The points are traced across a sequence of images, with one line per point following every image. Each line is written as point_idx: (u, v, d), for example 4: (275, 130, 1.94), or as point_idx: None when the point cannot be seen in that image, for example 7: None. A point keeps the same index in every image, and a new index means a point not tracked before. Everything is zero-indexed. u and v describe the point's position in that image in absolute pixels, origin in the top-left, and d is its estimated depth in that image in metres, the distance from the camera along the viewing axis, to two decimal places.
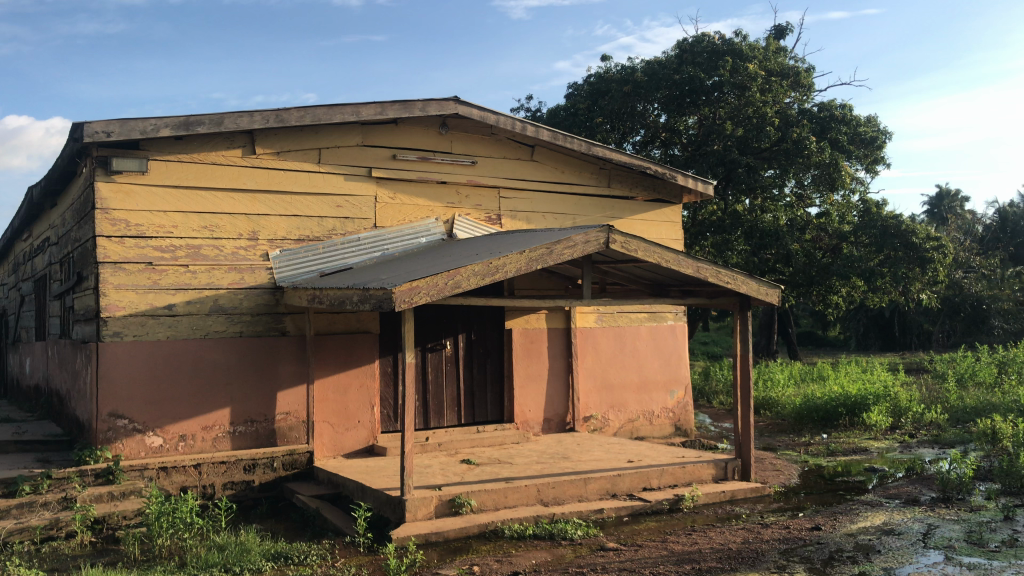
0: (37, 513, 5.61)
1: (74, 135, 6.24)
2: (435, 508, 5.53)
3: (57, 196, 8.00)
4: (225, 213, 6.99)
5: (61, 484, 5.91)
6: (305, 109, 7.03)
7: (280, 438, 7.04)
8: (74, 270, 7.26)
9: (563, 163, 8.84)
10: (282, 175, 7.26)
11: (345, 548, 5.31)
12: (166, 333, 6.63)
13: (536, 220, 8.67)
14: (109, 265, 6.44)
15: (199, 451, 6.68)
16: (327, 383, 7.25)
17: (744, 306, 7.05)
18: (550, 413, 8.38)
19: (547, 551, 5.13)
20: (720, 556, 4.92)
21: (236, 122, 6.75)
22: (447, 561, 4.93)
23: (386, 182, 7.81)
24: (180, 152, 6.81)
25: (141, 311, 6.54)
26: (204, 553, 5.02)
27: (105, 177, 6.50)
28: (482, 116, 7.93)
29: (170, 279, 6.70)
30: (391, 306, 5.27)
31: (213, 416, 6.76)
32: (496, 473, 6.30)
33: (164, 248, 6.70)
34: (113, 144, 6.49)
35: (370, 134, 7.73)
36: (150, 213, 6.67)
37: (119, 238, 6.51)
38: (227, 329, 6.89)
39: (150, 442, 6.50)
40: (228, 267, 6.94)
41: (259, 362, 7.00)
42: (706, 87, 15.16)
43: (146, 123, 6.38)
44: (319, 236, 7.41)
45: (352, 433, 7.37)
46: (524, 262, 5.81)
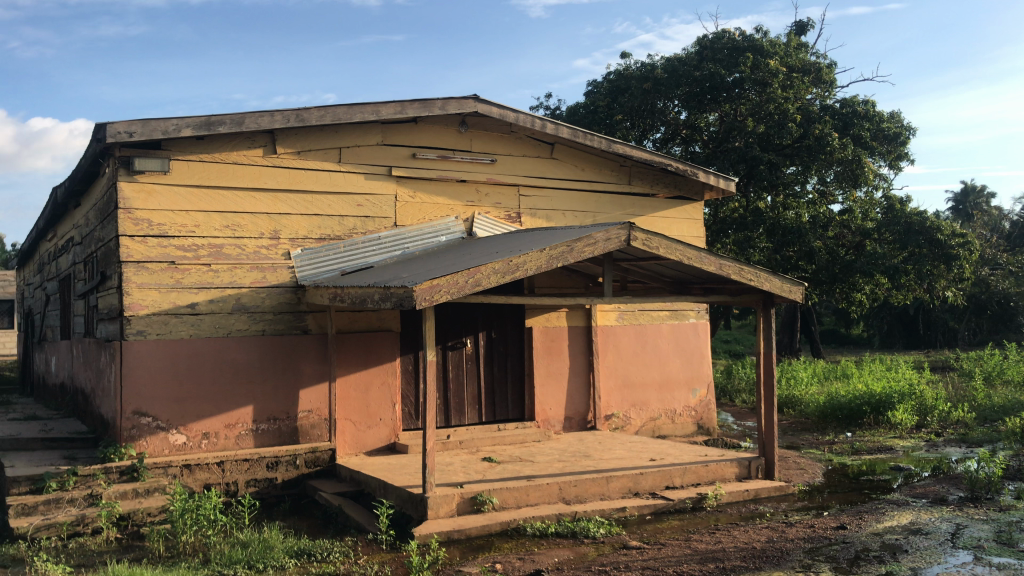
0: (63, 509, 5.67)
1: (96, 136, 6.29)
2: (457, 506, 5.52)
3: (81, 196, 8.07)
4: (246, 213, 7.02)
5: (86, 481, 5.97)
6: (324, 109, 7.05)
7: (302, 436, 7.06)
8: (97, 269, 7.32)
9: (583, 161, 8.81)
10: (303, 175, 7.28)
11: (368, 546, 5.31)
12: (188, 332, 6.66)
13: (556, 218, 8.64)
14: (132, 264, 6.49)
15: (222, 448, 6.71)
16: (348, 381, 7.27)
17: (767, 304, 6.99)
18: (571, 412, 8.36)
19: (569, 549, 5.11)
20: (744, 555, 4.88)
21: (257, 121, 6.78)
22: (469, 558, 4.92)
23: (406, 181, 7.81)
24: (202, 152, 6.84)
25: (163, 310, 6.58)
26: (228, 550, 5.05)
27: (128, 177, 6.54)
28: (501, 115, 7.91)
29: (192, 278, 6.73)
30: (412, 304, 5.27)
31: (235, 414, 6.79)
32: (518, 472, 6.29)
33: (187, 247, 6.74)
34: (136, 144, 6.54)
35: (390, 134, 7.74)
36: (172, 213, 6.71)
37: (142, 237, 6.56)
38: (249, 328, 6.92)
39: (173, 440, 6.54)
40: (249, 266, 6.97)
41: (281, 361, 7.02)
42: (727, 84, 15.07)
43: (168, 123, 6.42)
44: (340, 235, 7.43)
45: (373, 431, 7.38)
46: (544, 260, 5.79)
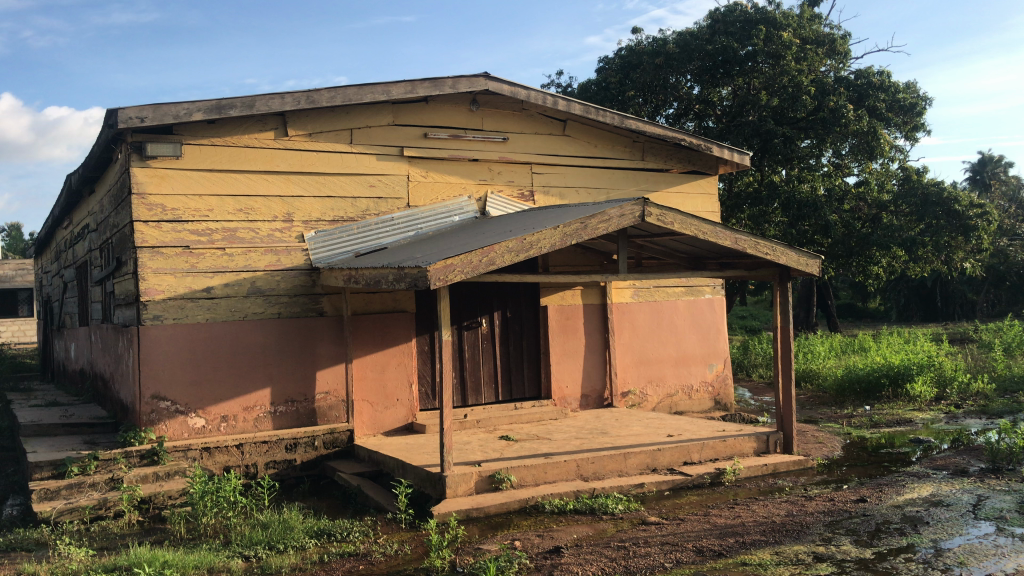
0: (85, 493, 5.72)
1: (109, 121, 6.28)
2: (475, 483, 5.53)
3: (95, 182, 8.10)
4: (260, 196, 7.02)
5: (107, 465, 6.03)
6: (335, 90, 7.01)
7: (320, 417, 7.10)
8: (113, 255, 7.34)
9: (596, 137, 8.75)
10: (315, 157, 7.27)
11: (388, 525, 5.34)
12: (205, 316, 6.69)
13: (569, 195, 8.59)
14: (147, 249, 6.51)
15: (241, 431, 6.75)
16: (365, 362, 7.28)
17: (784, 277, 6.93)
18: (588, 389, 8.35)
19: (588, 526, 5.12)
20: (764, 529, 4.87)
21: (267, 104, 6.76)
22: (489, 536, 4.94)
23: (419, 161, 7.78)
24: (213, 136, 6.83)
25: (179, 294, 6.61)
26: (249, 531, 5.11)
27: (141, 163, 6.54)
28: (512, 92, 7.85)
29: (206, 262, 6.74)
30: (426, 284, 5.27)
31: (253, 397, 6.82)
32: (535, 449, 6.29)
33: (201, 231, 6.75)
34: (147, 129, 6.53)
35: (401, 113, 7.70)
36: (186, 197, 6.72)
37: (156, 222, 6.57)
38: (266, 310, 6.94)
39: (192, 424, 6.58)
40: (264, 250, 6.98)
41: (297, 343, 7.05)
42: (740, 57, 14.86)
43: (179, 108, 6.41)
44: (352, 217, 7.42)
45: (391, 412, 7.41)
46: (558, 237, 5.76)
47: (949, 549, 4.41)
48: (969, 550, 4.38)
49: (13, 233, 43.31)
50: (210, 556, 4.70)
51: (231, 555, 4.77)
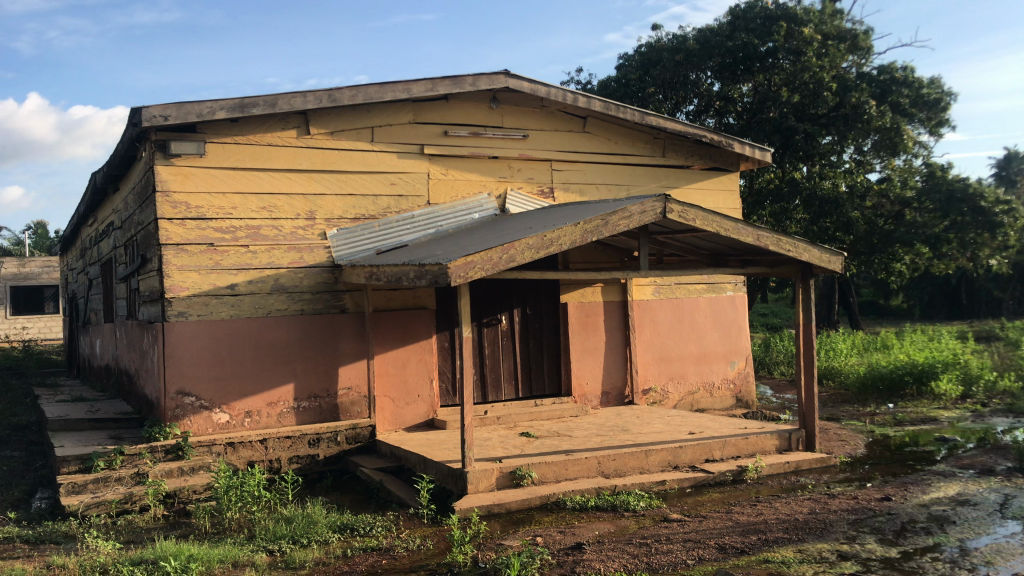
0: (112, 488, 5.82)
1: (133, 120, 6.35)
2: (497, 480, 5.56)
3: (118, 181, 8.20)
4: (282, 194, 7.07)
5: (133, 459, 6.10)
6: (356, 88, 7.05)
7: (342, 413, 7.14)
8: (138, 253, 7.41)
9: (617, 134, 8.74)
10: (337, 155, 7.31)
11: (409, 520, 5.37)
12: (229, 313, 6.74)
13: (590, 192, 8.59)
14: (172, 247, 6.57)
15: (265, 426, 6.81)
16: (387, 358, 7.32)
17: (806, 275, 6.87)
18: (609, 386, 8.35)
19: (610, 522, 5.12)
20: (787, 527, 4.86)
21: (289, 102, 6.81)
22: (511, 532, 4.96)
23: (439, 158, 7.80)
24: (236, 134, 6.88)
25: (204, 291, 6.66)
26: (273, 525, 5.19)
27: (165, 161, 6.61)
28: (533, 89, 7.85)
29: (231, 259, 6.80)
30: (446, 282, 5.30)
31: (277, 392, 6.88)
32: (556, 446, 6.30)
33: (225, 229, 6.81)
34: (171, 128, 6.59)
35: (422, 111, 7.72)
36: (209, 195, 6.78)
37: (181, 220, 6.63)
38: (289, 307, 6.99)
39: (217, 419, 6.64)
40: (286, 247, 7.03)
41: (320, 339, 7.09)
42: (760, 54, 14.80)
43: (202, 107, 6.47)
44: (374, 214, 7.46)
45: (412, 408, 7.44)
46: (579, 234, 5.76)
47: (975, 549, 4.38)
48: (996, 549, 4.35)
49: (38, 231, 43.84)
50: (235, 550, 4.82)
51: (255, 549, 4.86)
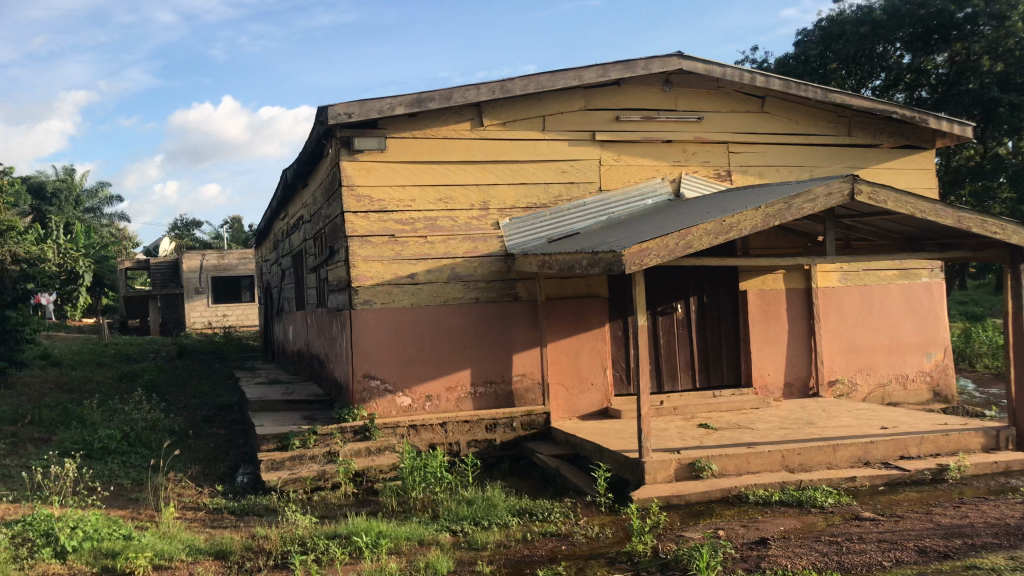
0: (306, 465, 6.26)
1: (320, 118, 6.70)
2: (675, 471, 5.47)
3: (308, 177, 8.68)
4: (458, 185, 7.25)
5: (325, 439, 6.49)
6: (528, 78, 7.11)
7: (518, 399, 7.25)
8: (326, 245, 7.82)
9: (797, 113, 8.35)
10: (510, 145, 7.41)
11: (587, 508, 5.39)
12: (409, 301, 7.00)
13: (768, 175, 8.25)
14: (356, 238, 6.89)
15: (444, 410, 7.02)
16: (559, 346, 7.38)
17: (1016, 258, 6.29)
18: (791, 378, 8.02)
19: (797, 518, 4.91)
20: (997, 532, 4.48)
21: (464, 95, 6.95)
22: (691, 524, 4.86)
23: (611, 145, 7.74)
24: (414, 128, 7.11)
25: (386, 280, 6.95)
26: (455, 506, 5.40)
27: (349, 157, 6.94)
28: (707, 71, 7.63)
29: (411, 250, 7.05)
30: (621, 270, 5.25)
31: (455, 377, 7.08)
32: (737, 438, 6.12)
33: (405, 221, 7.06)
34: (354, 125, 6.90)
35: (593, 98, 7.68)
36: (390, 188, 7.05)
37: (364, 213, 6.94)
38: (465, 295, 7.16)
39: (400, 402, 6.92)
40: (462, 237, 7.20)
41: (496, 327, 7.22)
42: (958, 21, 13.72)
43: (382, 103, 6.73)
44: (546, 203, 7.51)
45: (586, 396, 7.46)
46: (759, 219, 5.54)
47: None
48: None
49: (234, 226, 47.30)
50: (420, 528, 5.11)
51: (439, 529, 5.12)
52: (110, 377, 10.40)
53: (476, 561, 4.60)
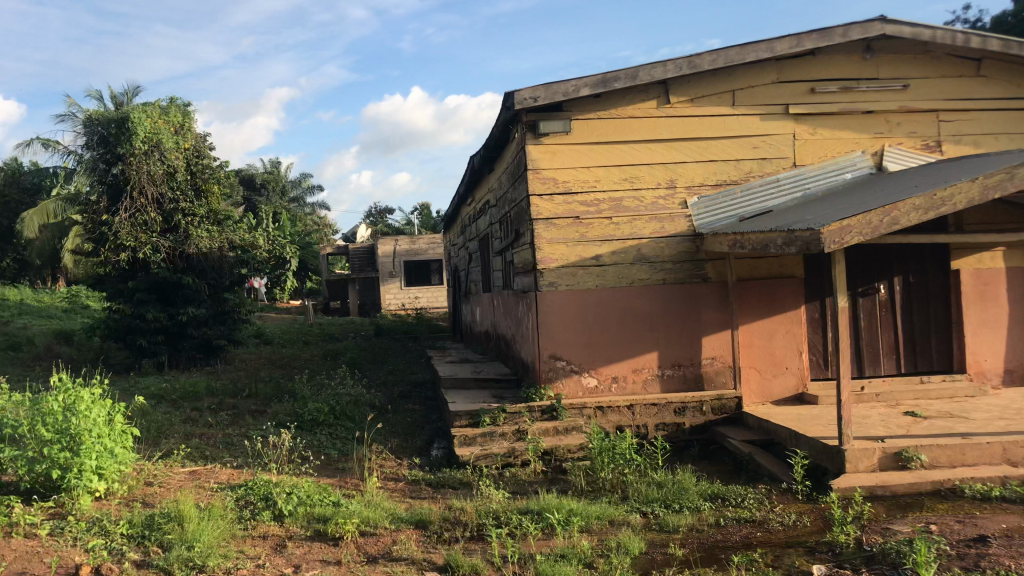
0: (497, 442, 6.48)
1: (507, 104, 6.82)
2: (879, 460, 5.17)
3: (494, 162, 8.88)
4: (644, 165, 7.17)
5: (514, 417, 6.69)
6: (717, 52, 6.90)
7: (707, 382, 7.10)
8: (512, 228, 7.98)
9: (1019, 75, 7.60)
10: (698, 122, 7.22)
11: (782, 495, 5.23)
12: (595, 283, 7.01)
13: (985, 143, 7.58)
14: (542, 221, 6.98)
15: (631, 392, 7.01)
16: (751, 329, 7.13)
17: None
18: (1012, 364, 7.42)
19: (1021, 516, 4.51)
20: None
21: (650, 73, 6.85)
22: (898, 517, 4.59)
23: (806, 118, 7.38)
24: (599, 109, 7.09)
25: (572, 262, 6.99)
26: (645, 488, 5.40)
27: (535, 140, 7.03)
28: (914, 33, 7.09)
29: (596, 231, 7.05)
30: (820, 248, 5.01)
31: (642, 359, 7.04)
32: (949, 428, 5.69)
33: (590, 202, 7.07)
34: (540, 108, 6.97)
35: (786, 70, 7.34)
36: (576, 170, 7.08)
37: (550, 195, 7.01)
38: (651, 276, 7.08)
39: (586, 383, 6.97)
40: (649, 218, 7.12)
41: (683, 309, 7.10)
42: None
43: (568, 85, 6.75)
44: (736, 180, 7.28)
45: (780, 380, 7.20)
46: (977, 191, 5.10)
47: None
48: None
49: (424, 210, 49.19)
50: (610, 508, 5.16)
51: (630, 510, 5.14)
52: (316, 354, 11.16)
53: (669, 543, 4.56)
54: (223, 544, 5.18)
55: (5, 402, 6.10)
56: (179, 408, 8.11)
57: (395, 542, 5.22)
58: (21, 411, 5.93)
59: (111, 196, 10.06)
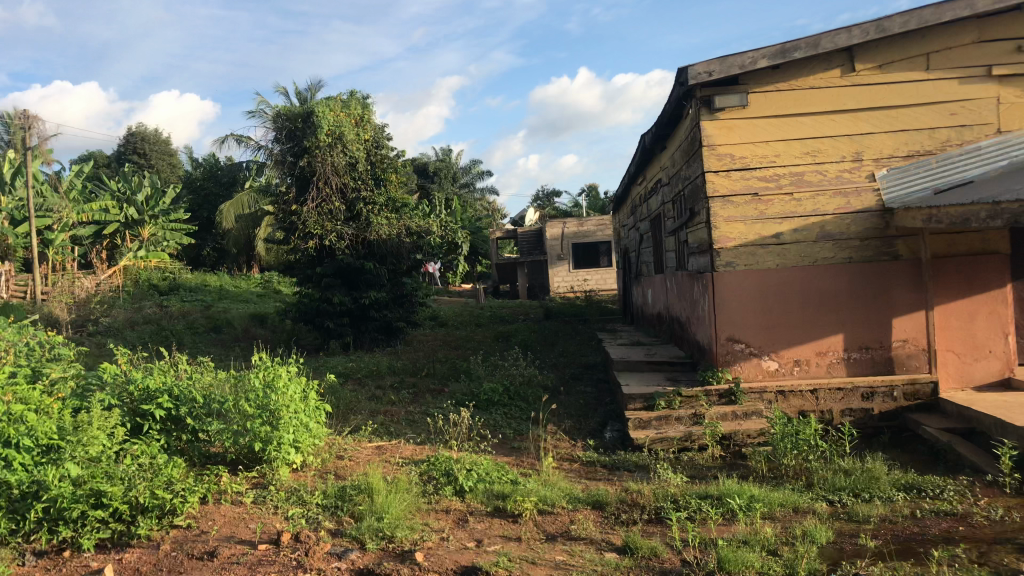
0: (673, 425, 6.43)
1: (680, 80, 6.68)
2: None
3: (666, 140, 8.73)
4: (827, 137, 6.83)
5: (690, 402, 6.57)
6: (908, 14, 6.45)
7: (898, 366, 6.70)
8: (686, 207, 7.82)
9: None
10: (887, 89, 6.78)
11: (988, 488, 4.87)
12: (775, 262, 6.75)
13: None
14: (718, 199, 6.80)
15: (815, 376, 6.73)
16: (948, 310, 6.66)
17: None
18: None
19: None
20: None
21: (833, 40, 6.50)
22: None
23: (1012, 80, 6.77)
24: (778, 80, 6.80)
25: (750, 241, 6.77)
26: (832, 476, 5.17)
27: (710, 116, 6.86)
28: None
29: (776, 208, 6.79)
30: None
31: (826, 342, 6.73)
32: None
33: (769, 178, 6.82)
34: (715, 83, 6.78)
35: (989, 27, 6.75)
36: (753, 145, 6.85)
37: (726, 171, 6.82)
38: (836, 255, 6.74)
39: (766, 366, 6.76)
40: (833, 193, 6.77)
41: (871, 288, 6.71)
42: None
43: (745, 57, 6.53)
44: (930, 149, 6.80)
45: (982, 365, 6.69)
46: None
47: None
48: None
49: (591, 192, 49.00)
50: (794, 496, 4.98)
51: (815, 498, 4.94)
52: (490, 336, 11.41)
53: (859, 534, 4.35)
54: (409, 516, 5.41)
55: (214, 378, 6.65)
56: (364, 386, 8.55)
57: (573, 521, 5.27)
58: (228, 388, 6.45)
59: (300, 187, 10.69)
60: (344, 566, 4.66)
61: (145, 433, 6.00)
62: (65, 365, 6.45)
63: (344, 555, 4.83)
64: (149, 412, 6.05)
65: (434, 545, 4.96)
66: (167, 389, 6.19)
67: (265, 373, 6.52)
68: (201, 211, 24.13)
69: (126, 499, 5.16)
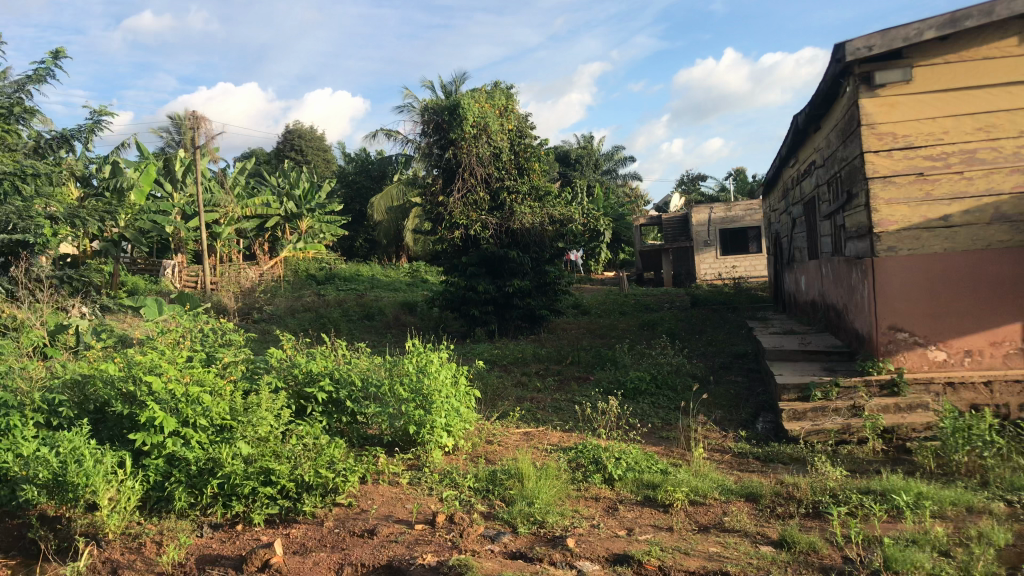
0: (830, 417, 6.17)
1: (837, 56, 6.39)
2: None
3: (821, 120, 8.35)
4: (1003, 111, 6.34)
5: (849, 392, 6.34)
6: None
7: None
8: (843, 189, 7.47)
9: None
10: None
11: None
12: (943, 246, 6.35)
13: None
14: (880, 180, 6.48)
15: (988, 368, 6.29)
16: None
17: None
18: None
19: None
20: None
21: (1009, 6, 6.04)
22: None
23: None
24: (947, 52, 6.41)
25: (915, 224, 6.41)
26: (1010, 475, 4.83)
27: (870, 93, 6.54)
28: None
29: (944, 188, 6.39)
30: None
31: (1002, 331, 6.28)
32: None
33: (936, 156, 6.42)
34: (876, 58, 6.45)
35: None
36: (918, 122, 6.46)
37: (888, 151, 6.49)
38: (1013, 238, 6.26)
39: (933, 356, 6.37)
40: (1009, 171, 6.29)
41: None
42: None
43: (908, 29, 6.17)
44: None
45: None
46: None
47: None
48: None
49: (738, 175, 47.53)
50: (968, 494, 4.69)
51: (991, 497, 4.63)
52: (634, 324, 11.31)
53: None
54: (559, 502, 5.43)
55: (371, 364, 6.93)
56: (510, 373, 8.67)
57: (726, 512, 5.15)
58: (383, 372, 6.72)
59: (447, 177, 11.00)
60: (498, 549, 4.74)
61: (308, 415, 6.35)
62: (236, 350, 6.86)
63: (497, 538, 4.91)
64: (312, 395, 6.40)
65: (585, 532, 4.96)
66: (327, 373, 6.54)
67: (418, 358, 6.73)
68: (352, 204, 25.15)
69: (292, 477, 5.44)
